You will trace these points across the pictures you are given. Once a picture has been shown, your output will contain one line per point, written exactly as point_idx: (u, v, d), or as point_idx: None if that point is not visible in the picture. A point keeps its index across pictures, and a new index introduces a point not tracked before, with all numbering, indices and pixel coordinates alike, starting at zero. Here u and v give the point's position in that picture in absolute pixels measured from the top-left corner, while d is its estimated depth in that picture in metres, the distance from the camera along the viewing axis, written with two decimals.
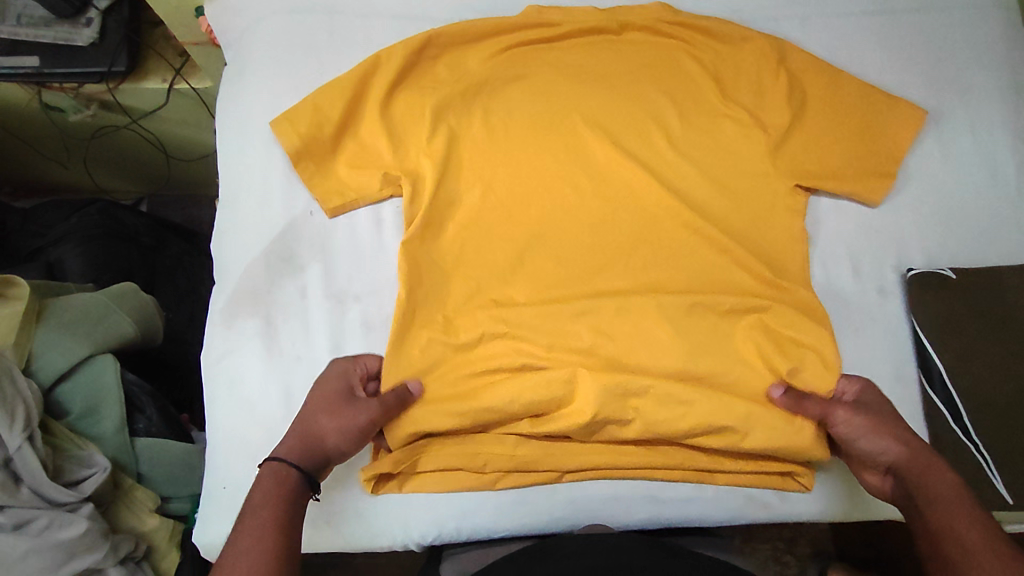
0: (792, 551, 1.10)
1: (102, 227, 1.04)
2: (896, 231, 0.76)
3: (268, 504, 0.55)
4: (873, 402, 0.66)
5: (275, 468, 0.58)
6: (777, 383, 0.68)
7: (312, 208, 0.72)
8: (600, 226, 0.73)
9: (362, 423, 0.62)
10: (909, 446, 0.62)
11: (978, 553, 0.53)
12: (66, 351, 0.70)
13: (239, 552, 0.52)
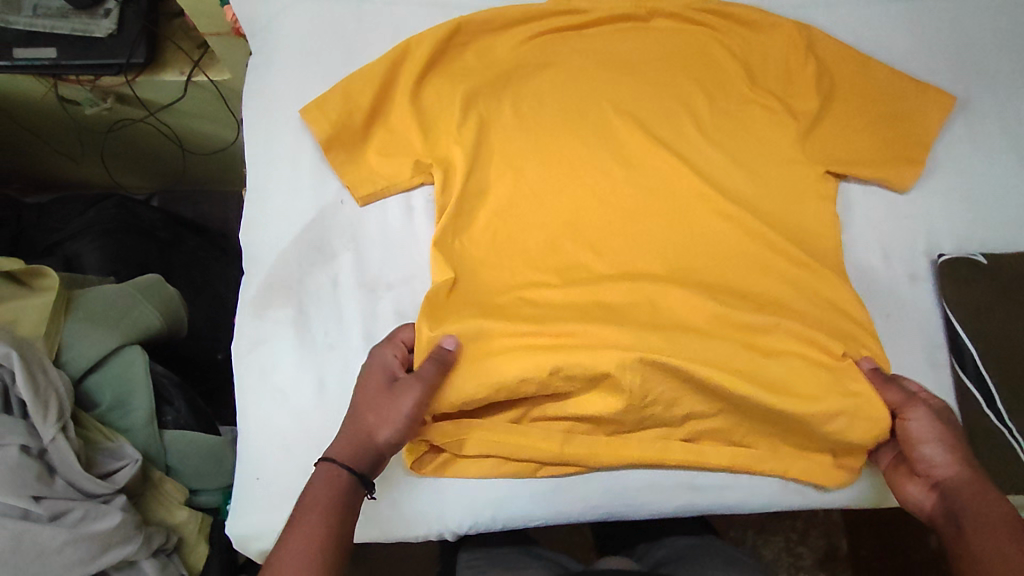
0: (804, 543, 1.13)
1: (118, 221, 1.03)
2: (926, 218, 0.76)
3: (320, 507, 0.56)
4: (947, 417, 0.65)
5: (330, 468, 0.58)
6: (868, 356, 0.69)
7: (343, 196, 0.71)
8: (632, 214, 0.73)
9: (409, 411, 0.60)
10: (971, 468, 0.61)
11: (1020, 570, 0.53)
12: (95, 342, 0.69)
13: (291, 555, 0.53)
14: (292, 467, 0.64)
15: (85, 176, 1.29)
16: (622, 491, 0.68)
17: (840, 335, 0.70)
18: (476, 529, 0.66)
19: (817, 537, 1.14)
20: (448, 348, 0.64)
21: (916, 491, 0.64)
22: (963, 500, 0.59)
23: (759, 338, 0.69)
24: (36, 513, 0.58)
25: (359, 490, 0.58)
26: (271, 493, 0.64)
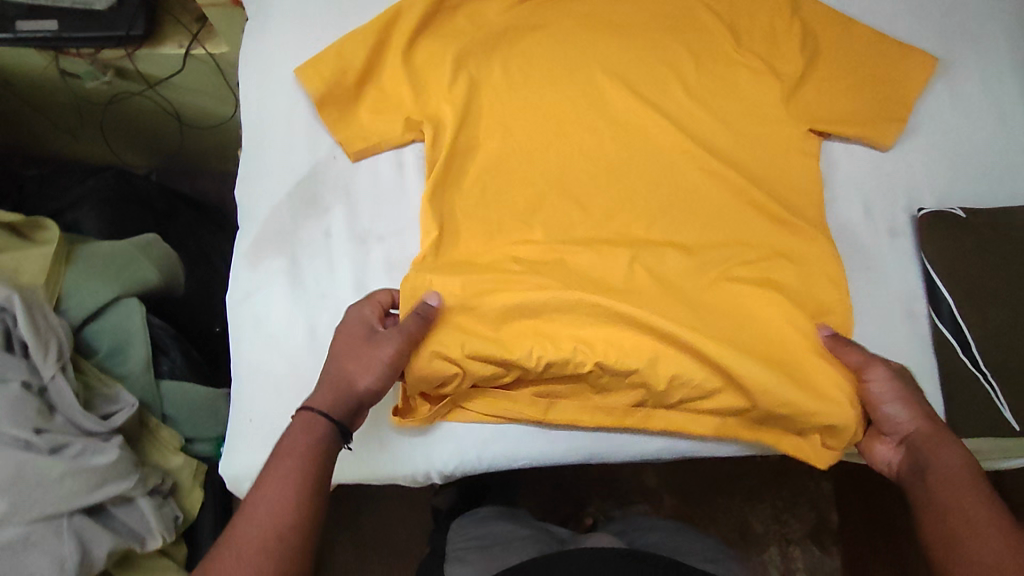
0: (796, 514, 1.21)
1: (116, 189, 1.05)
2: (908, 175, 0.78)
3: (295, 454, 0.57)
4: (906, 375, 0.67)
5: (305, 418, 0.60)
6: (823, 324, 0.70)
7: (335, 152, 0.73)
8: (617, 171, 0.75)
9: (388, 356, 0.63)
10: (931, 421, 0.64)
11: (983, 529, 0.57)
12: (94, 292, 0.71)
13: (265, 501, 0.55)
14: (285, 409, 0.68)
15: (89, 151, 1.32)
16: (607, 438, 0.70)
17: (820, 287, 0.72)
18: (462, 470, 0.69)
19: (806, 509, 1.21)
20: (431, 304, 0.66)
21: (883, 448, 0.68)
22: (926, 455, 0.63)
23: (739, 289, 0.71)
24: (37, 444, 0.61)
25: (337, 437, 0.60)
26: (266, 433, 0.68)
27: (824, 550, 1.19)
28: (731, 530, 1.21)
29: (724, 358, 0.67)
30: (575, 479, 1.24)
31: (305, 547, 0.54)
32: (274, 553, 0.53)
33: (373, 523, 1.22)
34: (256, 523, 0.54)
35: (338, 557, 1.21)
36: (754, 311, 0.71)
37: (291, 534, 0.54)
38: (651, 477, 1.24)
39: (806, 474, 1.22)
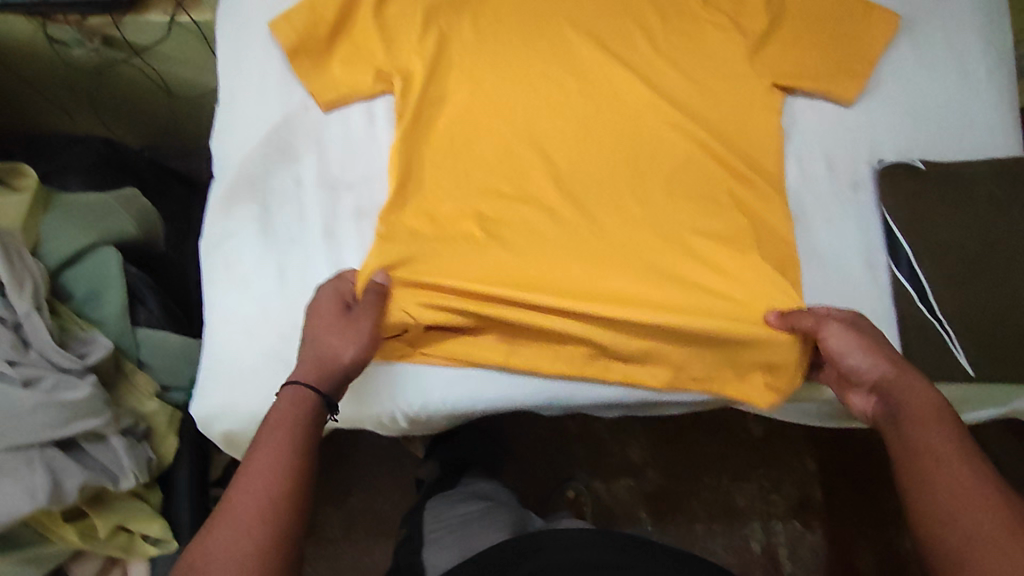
0: (779, 492, 1.24)
1: (103, 156, 1.05)
2: (870, 129, 0.79)
3: (286, 426, 0.58)
4: (863, 324, 0.68)
5: (293, 392, 0.61)
6: (772, 311, 0.69)
7: (308, 103, 0.75)
8: (584, 124, 0.76)
9: (368, 328, 0.66)
10: (895, 364, 0.64)
11: (956, 470, 0.56)
12: (70, 238, 0.74)
13: (258, 470, 0.55)
14: (255, 351, 0.69)
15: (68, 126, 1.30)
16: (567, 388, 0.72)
17: (777, 236, 0.74)
18: (426, 412, 0.71)
19: (790, 486, 1.25)
20: (381, 282, 0.67)
21: (858, 400, 0.68)
22: (896, 400, 0.63)
23: (700, 237, 0.73)
24: (10, 375, 0.64)
25: (324, 409, 0.62)
26: (234, 375, 0.69)
27: (807, 525, 1.23)
28: (716, 506, 1.24)
29: (678, 301, 0.70)
30: (565, 457, 1.26)
31: (299, 512, 0.55)
32: (268, 518, 0.53)
33: (360, 495, 1.23)
34: (248, 491, 0.54)
35: (326, 528, 1.21)
36: (713, 259, 0.73)
37: (284, 500, 0.55)
38: (638, 454, 1.26)
39: (788, 452, 1.26)
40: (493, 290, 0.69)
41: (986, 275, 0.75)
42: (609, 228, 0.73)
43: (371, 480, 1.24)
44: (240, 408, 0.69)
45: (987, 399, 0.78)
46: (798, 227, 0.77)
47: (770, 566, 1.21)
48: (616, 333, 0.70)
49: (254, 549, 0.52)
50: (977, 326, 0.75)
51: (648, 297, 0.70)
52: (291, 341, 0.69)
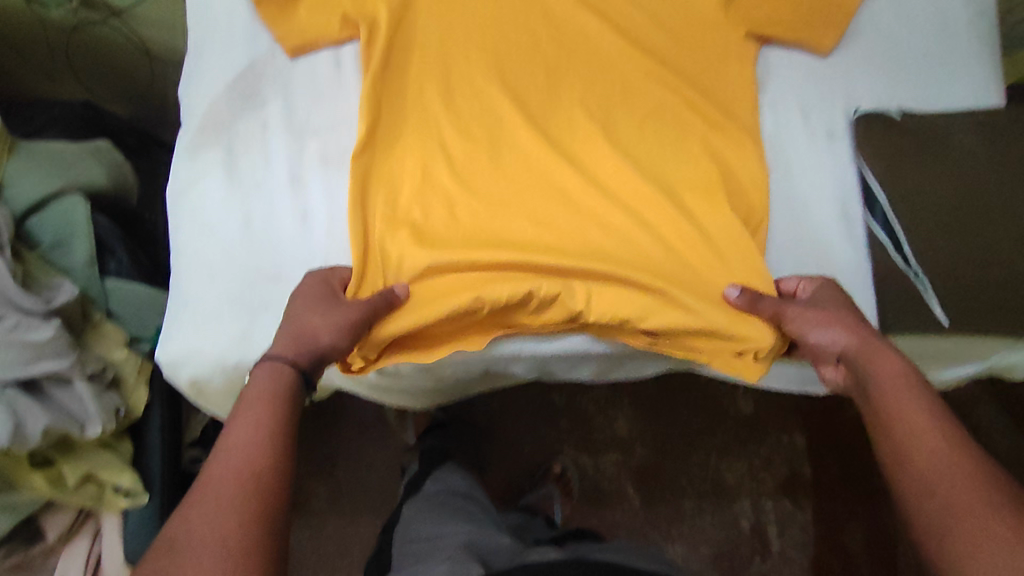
0: (768, 470, 1.23)
1: (84, 119, 1.01)
2: (847, 79, 0.79)
3: (262, 400, 0.53)
4: (828, 298, 0.65)
5: (267, 368, 0.56)
6: (732, 286, 0.67)
7: (275, 50, 0.75)
8: (556, 72, 0.78)
9: (352, 318, 0.62)
10: (859, 333, 0.61)
11: (940, 455, 0.51)
12: (37, 183, 0.75)
13: (237, 443, 0.49)
14: (217, 294, 0.69)
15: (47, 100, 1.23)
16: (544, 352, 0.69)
17: (745, 185, 0.75)
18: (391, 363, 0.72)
19: (780, 464, 1.23)
20: (397, 292, 0.66)
21: (833, 374, 0.64)
22: (866, 370, 0.59)
23: (671, 183, 0.74)
24: None
25: (301, 384, 0.57)
26: (196, 320, 0.69)
27: (797, 504, 1.21)
28: (704, 483, 1.22)
29: (646, 248, 0.70)
30: (549, 429, 1.25)
31: (286, 484, 0.49)
32: (254, 492, 0.47)
33: (346, 467, 1.21)
34: (224, 467, 0.48)
35: (310, 501, 1.19)
36: (691, 201, 0.73)
37: (267, 473, 0.48)
38: (625, 429, 1.25)
39: (778, 429, 1.25)
40: (470, 240, 0.69)
41: (964, 224, 0.73)
42: (582, 169, 0.74)
43: (357, 453, 1.21)
44: (202, 354, 0.68)
45: (960, 356, 0.78)
46: (771, 176, 0.77)
47: (759, 547, 1.19)
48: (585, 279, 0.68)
49: (240, 525, 0.44)
50: (953, 277, 0.72)
51: (613, 240, 0.70)
52: (254, 285, 0.69)
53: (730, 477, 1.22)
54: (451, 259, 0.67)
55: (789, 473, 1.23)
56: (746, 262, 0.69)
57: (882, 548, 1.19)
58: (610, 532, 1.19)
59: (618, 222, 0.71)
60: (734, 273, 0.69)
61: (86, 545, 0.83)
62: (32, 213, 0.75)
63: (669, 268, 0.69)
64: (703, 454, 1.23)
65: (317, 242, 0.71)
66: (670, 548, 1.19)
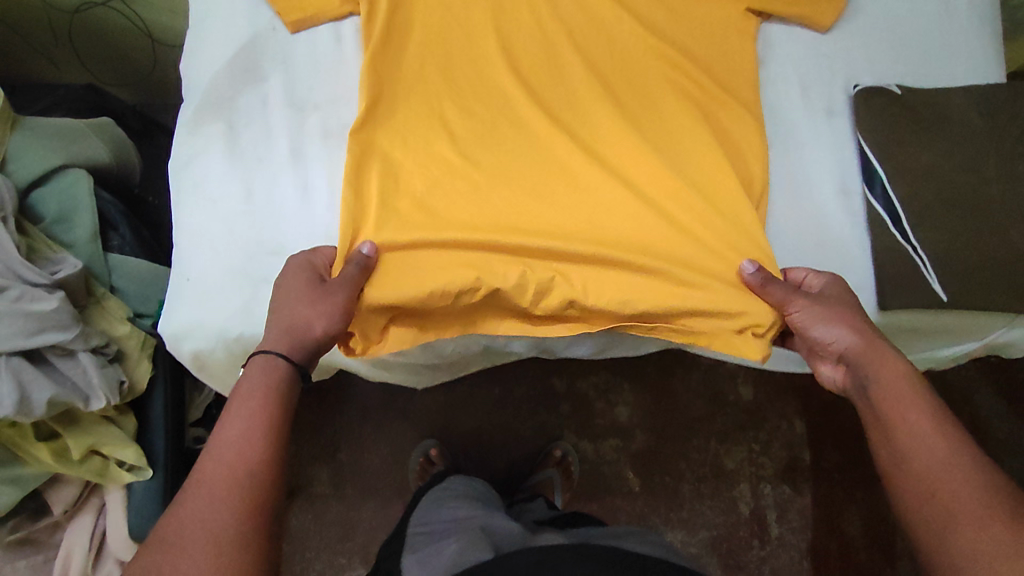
0: (767, 454, 1.23)
1: (85, 100, 1.00)
2: (847, 56, 0.80)
3: (256, 394, 0.59)
4: (836, 294, 0.68)
5: (261, 360, 0.62)
6: (749, 260, 0.68)
7: (275, 24, 0.75)
8: (556, 47, 0.78)
9: (341, 302, 0.63)
10: (862, 335, 0.66)
11: (923, 434, 0.60)
12: (39, 156, 0.76)
13: (229, 440, 0.56)
14: (220, 267, 0.70)
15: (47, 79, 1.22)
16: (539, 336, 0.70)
17: (744, 158, 0.75)
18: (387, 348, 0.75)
19: (779, 449, 1.24)
20: (365, 253, 0.66)
21: (828, 369, 0.69)
22: (863, 371, 0.65)
23: (672, 157, 0.74)
24: None
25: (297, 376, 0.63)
26: (200, 293, 0.70)
27: (795, 488, 1.22)
28: (703, 468, 1.22)
29: (646, 218, 0.71)
30: (549, 414, 1.24)
31: (276, 478, 0.56)
32: (242, 487, 0.54)
33: (348, 450, 1.21)
34: (221, 460, 0.55)
35: (312, 484, 1.19)
36: (694, 170, 0.74)
37: (258, 468, 0.55)
38: (626, 414, 1.25)
39: (778, 415, 1.25)
40: (468, 216, 0.70)
41: (963, 199, 0.73)
42: (583, 142, 0.75)
43: (358, 437, 1.21)
44: (207, 327, 0.69)
45: (958, 333, 0.78)
46: (770, 151, 0.77)
47: (758, 531, 1.20)
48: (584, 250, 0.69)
49: (230, 516, 0.53)
50: (952, 252, 0.72)
51: (612, 215, 0.71)
52: (256, 257, 0.70)
53: (728, 460, 1.23)
54: (440, 241, 0.68)
55: (787, 457, 1.23)
56: (742, 236, 0.71)
57: (879, 532, 1.20)
58: (610, 516, 1.20)
59: (618, 194, 0.72)
60: (733, 243, 0.70)
61: (90, 520, 0.84)
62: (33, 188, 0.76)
63: (667, 241, 0.70)
64: (702, 438, 1.24)
65: (319, 215, 0.71)
66: (669, 532, 1.19)
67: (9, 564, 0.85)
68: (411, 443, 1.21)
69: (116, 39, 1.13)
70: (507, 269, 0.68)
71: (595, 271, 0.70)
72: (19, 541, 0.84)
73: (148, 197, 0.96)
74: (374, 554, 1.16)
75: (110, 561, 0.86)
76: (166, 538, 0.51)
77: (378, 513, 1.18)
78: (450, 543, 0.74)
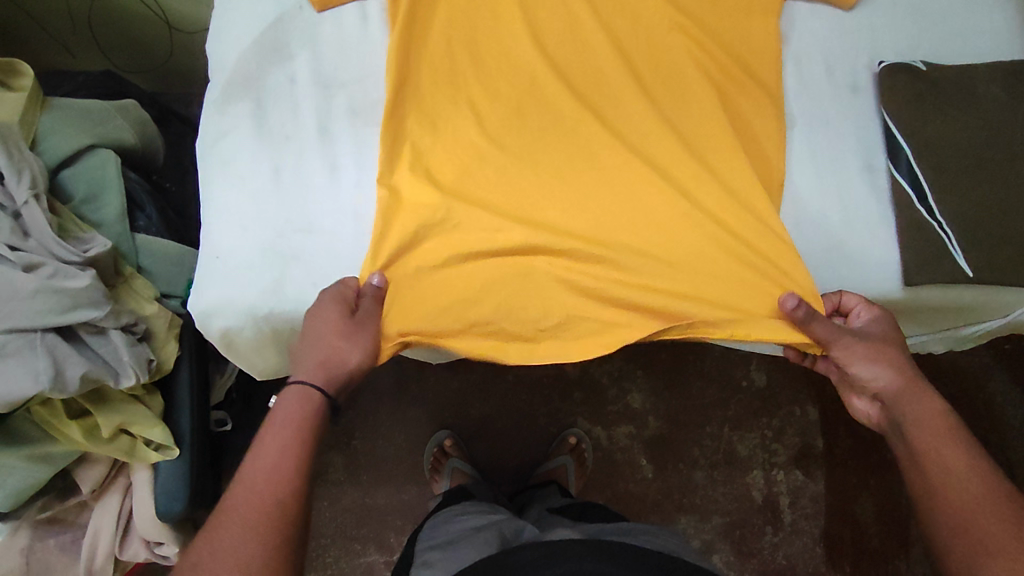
0: (780, 440, 1.23)
1: (106, 86, 1.00)
2: (870, 34, 0.81)
3: (289, 424, 0.59)
4: (881, 331, 0.69)
5: (297, 391, 0.62)
6: (791, 293, 0.68)
7: (301, 4, 0.77)
8: (581, 26, 0.78)
9: (371, 333, 0.67)
10: (903, 375, 0.67)
11: (960, 471, 0.58)
12: (67, 137, 0.78)
13: (262, 466, 0.55)
14: (248, 242, 0.71)
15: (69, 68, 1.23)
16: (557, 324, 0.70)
17: (762, 138, 0.77)
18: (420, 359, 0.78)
19: (792, 435, 1.24)
20: (376, 284, 0.68)
21: (862, 403, 0.72)
22: (897, 411, 0.66)
23: (693, 138, 0.75)
24: (11, 260, 0.65)
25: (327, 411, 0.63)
26: (228, 269, 0.71)
27: (808, 475, 1.22)
28: (716, 454, 1.23)
29: (667, 200, 0.72)
30: (563, 401, 1.24)
31: (304, 511, 0.55)
32: (275, 519, 0.52)
33: (363, 437, 1.21)
34: (253, 485, 0.54)
35: (329, 471, 1.19)
36: (714, 151, 0.75)
37: (290, 499, 0.54)
38: (639, 401, 1.25)
39: (791, 402, 1.25)
40: (494, 202, 0.72)
41: (987, 176, 0.73)
42: (608, 122, 0.76)
43: (373, 423, 1.21)
44: (236, 303, 0.69)
45: (980, 312, 0.79)
46: (789, 131, 0.78)
47: (771, 517, 1.20)
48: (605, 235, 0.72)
49: (261, 548, 0.50)
50: (977, 227, 0.72)
51: (634, 193, 0.73)
52: (284, 235, 0.71)
53: (742, 447, 1.23)
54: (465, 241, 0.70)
55: (801, 444, 1.23)
56: (762, 213, 0.72)
57: (891, 519, 1.20)
58: (624, 503, 1.21)
59: (643, 175, 0.73)
60: (751, 216, 0.72)
61: (117, 500, 0.84)
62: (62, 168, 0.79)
63: (689, 218, 0.72)
64: (718, 424, 1.24)
65: (347, 192, 0.73)
66: (681, 519, 1.20)
67: (38, 542, 0.82)
68: (426, 430, 1.22)
69: (138, 28, 1.14)
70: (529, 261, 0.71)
71: (617, 255, 0.72)
72: (47, 520, 0.83)
73: (168, 183, 0.97)
74: (389, 539, 1.17)
75: (137, 541, 0.86)
76: (198, 565, 0.50)
77: (392, 499, 1.19)
78: (468, 548, 0.72)
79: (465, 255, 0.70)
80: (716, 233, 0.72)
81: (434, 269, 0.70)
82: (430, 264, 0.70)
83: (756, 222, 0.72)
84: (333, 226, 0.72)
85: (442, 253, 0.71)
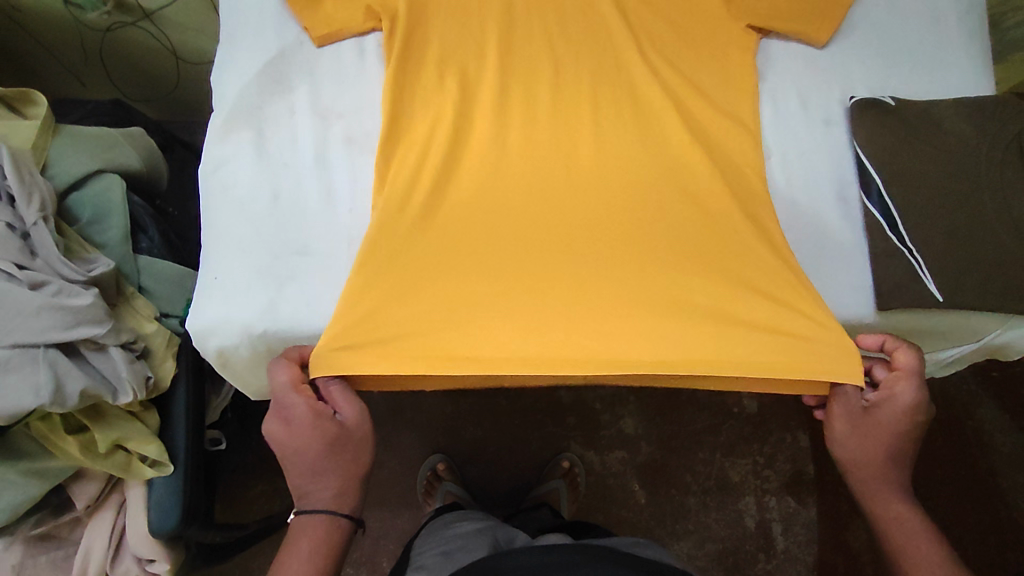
0: (771, 466, 1.24)
1: (112, 114, 1.04)
2: (842, 70, 0.86)
3: (307, 544, 0.68)
4: (891, 413, 0.70)
5: (310, 520, 0.69)
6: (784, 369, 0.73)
7: (302, 39, 0.82)
8: (565, 63, 0.83)
9: (347, 451, 0.70)
10: (876, 468, 0.71)
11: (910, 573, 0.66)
12: (75, 162, 0.82)
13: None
14: (244, 264, 0.74)
15: (79, 94, 1.27)
16: (561, 352, 0.71)
17: (738, 167, 0.80)
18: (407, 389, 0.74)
19: (783, 462, 1.25)
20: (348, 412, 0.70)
21: None
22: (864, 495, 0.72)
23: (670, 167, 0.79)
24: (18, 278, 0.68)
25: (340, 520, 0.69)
26: (226, 289, 0.73)
27: (800, 501, 1.23)
28: (707, 480, 1.24)
29: (645, 227, 0.76)
30: (555, 425, 1.26)
31: None
32: None
33: None
34: None
35: None
36: (691, 179, 0.78)
37: None
38: (631, 426, 1.26)
39: (782, 429, 1.26)
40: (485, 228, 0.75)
41: (955, 205, 0.76)
42: (591, 152, 0.80)
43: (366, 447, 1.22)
44: (230, 322, 0.72)
45: (954, 337, 0.81)
46: (765, 161, 0.82)
47: (764, 544, 1.21)
48: (587, 260, 0.75)
49: None
50: (948, 254, 0.75)
51: (618, 219, 0.77)
52: (280, 256, 0.74)
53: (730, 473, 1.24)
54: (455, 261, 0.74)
55: (791, 470, 1.24)
56: (740, 236, 0.75)
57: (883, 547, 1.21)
58: (616, 529, 1.21)
59: (623, 204, 0.77)
60: (727, 240, 0.76)
61: (111, 516, 0.85)
62: (71, 192, 0.82)
63: (666, 242, 0.75)
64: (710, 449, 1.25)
65: (342, 217, 0.77)
66: (674, 543, 1.21)
67: (30, 559, 0.84)
68: (419, 453, 1.23)
69: (148, 60, 1.19)
70: (512, 284, 0.74)
71: (601, 278, 0.74)
72: (39, 536, 0.85)
73: (170, 208, 1.00)
74: (381, 564, 1.17)
75: (129, 557, 0.86)
76: None
77: (384, 523, 1.19)
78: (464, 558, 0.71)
79: (453, 279, 0.74)
80: (694, 260, 0.75)
81: (426, 291, 0.73)
82: (424, 289, 0.72)
83: (734, 247, 0.75)
84: (328, 249, 0.75)
85: (432, 274, 0.73)
